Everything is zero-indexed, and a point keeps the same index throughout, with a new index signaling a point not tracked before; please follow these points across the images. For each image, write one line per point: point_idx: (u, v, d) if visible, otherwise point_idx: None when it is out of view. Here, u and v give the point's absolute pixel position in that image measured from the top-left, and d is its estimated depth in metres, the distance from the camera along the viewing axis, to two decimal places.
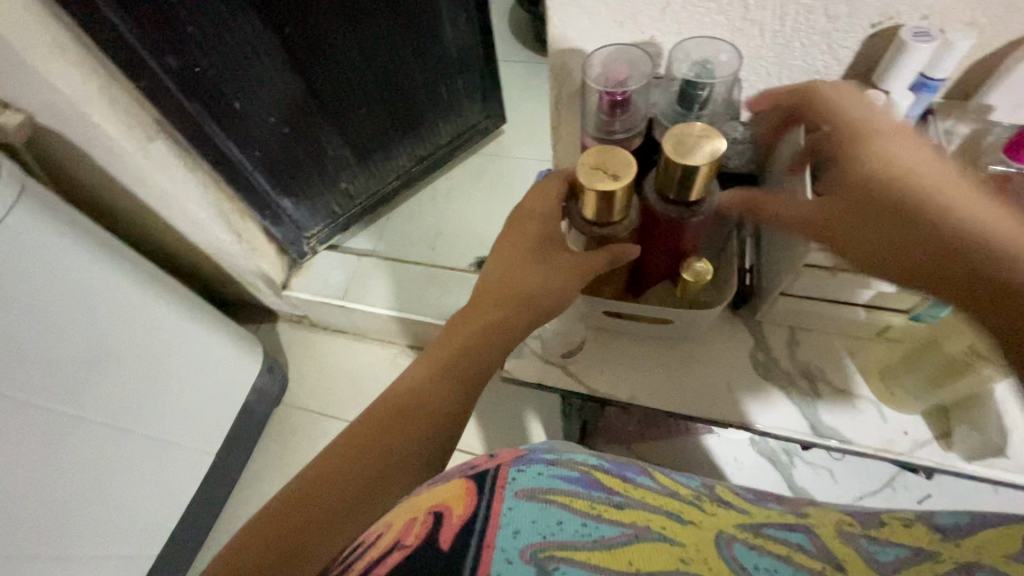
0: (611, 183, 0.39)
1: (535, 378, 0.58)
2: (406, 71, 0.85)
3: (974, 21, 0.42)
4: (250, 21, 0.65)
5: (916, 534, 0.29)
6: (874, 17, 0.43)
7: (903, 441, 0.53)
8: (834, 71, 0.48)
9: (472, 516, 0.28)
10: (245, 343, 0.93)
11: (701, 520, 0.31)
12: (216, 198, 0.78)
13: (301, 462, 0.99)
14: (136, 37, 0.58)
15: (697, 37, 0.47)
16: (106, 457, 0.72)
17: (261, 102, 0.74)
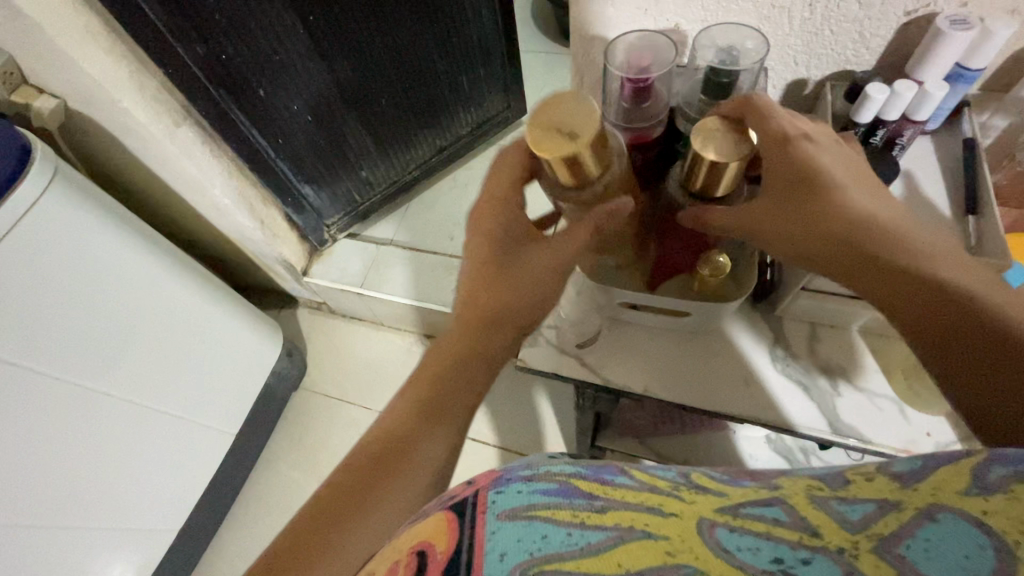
0: (567, 143, 0.34)
1: (549, 368, 0.58)
2: (429, 60, 0.85)
3: (1014, 10, 0.41)
4: (279, 10, 0.66)
5: (883, 485, 0.25)
6: (908, 6, 0.43)
7: (925, 443, 0.52)
8: (866, 62, 0.48)
9: (456, 552, 0.24)
10: (265, 327, 0.95)
11: (680, 506, 0.27)
12: (239, 183, 0.79)
13: (318, 445, 1.01)
14: (165, 25, 0.59)
15: (724, 24, 0.46)
16: (130, 434, 0.74)
17: (286, 91, 0.74)
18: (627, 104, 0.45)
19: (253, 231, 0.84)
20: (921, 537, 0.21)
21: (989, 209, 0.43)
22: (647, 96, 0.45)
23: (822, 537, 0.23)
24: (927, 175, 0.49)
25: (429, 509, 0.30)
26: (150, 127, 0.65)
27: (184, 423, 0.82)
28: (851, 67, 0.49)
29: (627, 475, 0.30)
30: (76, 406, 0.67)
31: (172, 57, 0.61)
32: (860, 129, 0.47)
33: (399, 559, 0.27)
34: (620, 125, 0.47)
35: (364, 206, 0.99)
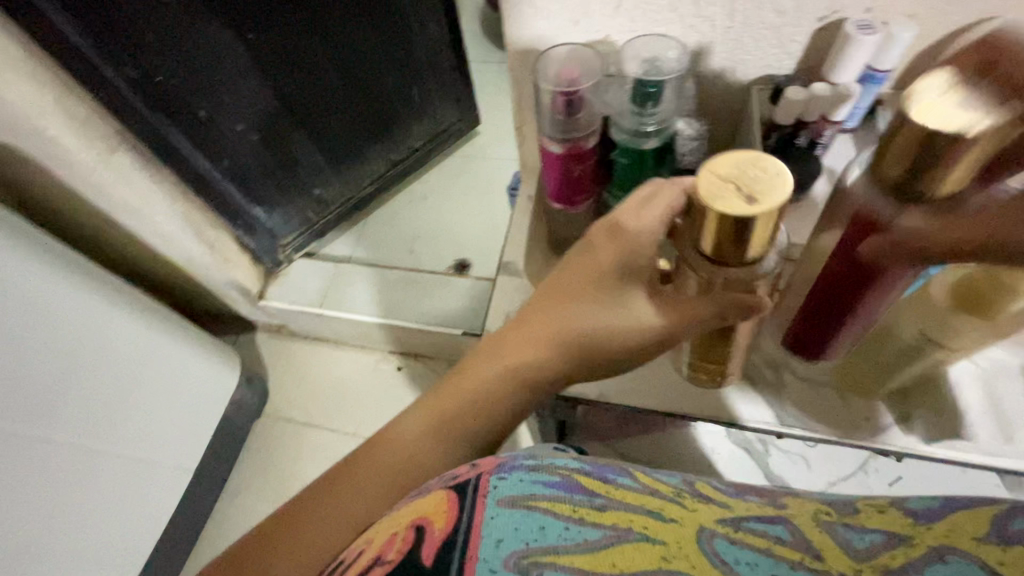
0: (746, 205, 0.27)
1: None
2: (379, 74, 0.84)
3: (914, 14, 0.42)
4: (215, 26, 0.63)
5: (897, 520, 0.25)
6: (820, 12, 0.42)
7: (866, 427, 0.47)
8: (786, 66, 0.47)
9: (453, 527, 0.25)
10: (221, 356, 0.91)
11: (680, 513, 0.28)
12: (184, 209, 0.75)
13: (284, 473, 0.97)
14: (90, 46, 0.56)
15: (645, 35, 0.44)
16: (74, 481, 0.69)
17: (227, 110, 0.72)
18: (561, 116, 0.47)
19: (202, 257, 0.80)
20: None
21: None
22: (577, 108, 0.46)
23: (824, 561, 0.23)
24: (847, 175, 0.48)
25: (429, 487, 0.30)
26: (84, 154, 0.61)
27: (138, 462, 0.78)
28: (772, 72, 0.48)
29: (629, 476, 0.31)
30: (15, 455, 0.61)
31: (99, 78, 0.59)
32: (782, 131, 0.46)
33: (398, 530, 0.27)
34: (556, 137, 0.48)
35: (318, 224, 0.97)
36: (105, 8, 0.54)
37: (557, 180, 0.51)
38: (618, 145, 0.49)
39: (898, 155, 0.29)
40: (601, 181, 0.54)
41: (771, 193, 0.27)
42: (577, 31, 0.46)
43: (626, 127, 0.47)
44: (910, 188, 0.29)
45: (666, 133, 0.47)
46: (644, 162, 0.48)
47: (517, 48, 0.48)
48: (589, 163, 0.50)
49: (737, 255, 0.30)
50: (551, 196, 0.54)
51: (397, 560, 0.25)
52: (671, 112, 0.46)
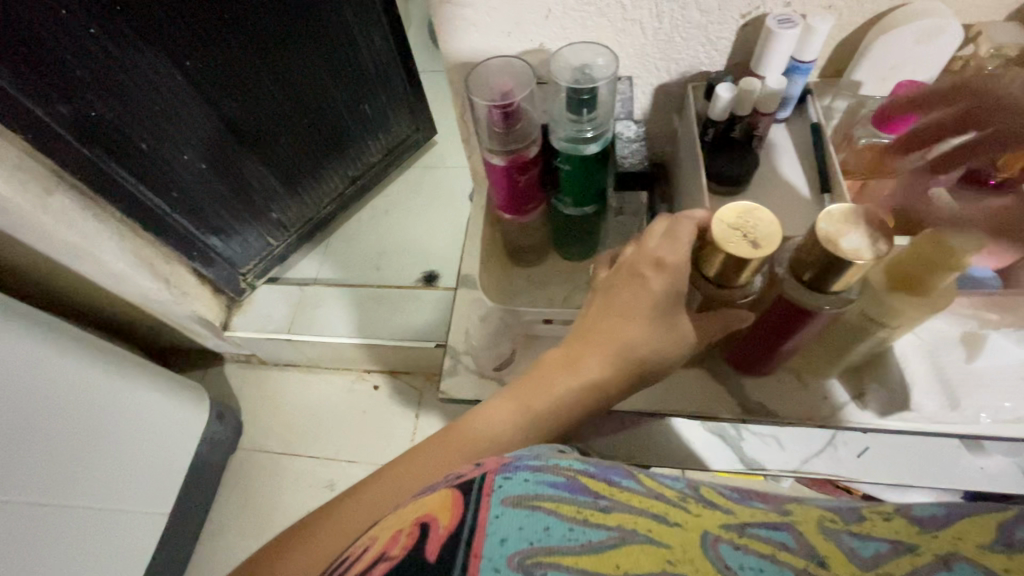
0: (748, 250, 0.32)
1: (471, 396, 0.52)
2: (328, 92, 0.82)
3: (830, 6, 0.43)
4: (149, 56, 0.60)
5: (901, 527, 0.24)
6: (742, 9, 0.43)
7: (823, 407, 0.47)
8: (716, 62, 0.48)
9: (458, 526, 0.22)
10: (188, 393, 0.88)
11: (685, 517, 0.25)
12: (133, 245, 0.72)
13: (265, 505, 0.95)
14: (12, 83, 0.53)
15: (574, 44, 0.45)
16: (47, 544, 0.65)
17: (172, 140, 0.68)
18: (498, 129, 0.46)
19: (158, 293, 0.78)
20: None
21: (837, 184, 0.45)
22: (514, 120, 0.46)
23: (829, 567, 0.22)
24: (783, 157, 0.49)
25: (435, 485, 0.27)
26: (19, 199, 0.58)
27: (109, 514, 0.74)
28: (705, 69, 0.49)
29: (634, 477, 0.28)
30: None
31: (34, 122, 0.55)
32: (717, 127, 0.45)
33: (401, 527, 0.24)
34: (497, 149, 0.48)
35: (279, 248, 0.94)
36: (29, 45, 0.51)
37: (505, 192, 0.52)
38: (560, 153, 0.48)
39: (806, 259, 0.34)
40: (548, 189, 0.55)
41: (767, 236, 0.32)
42: (512, 40, 0.46)
43: (564, 136, 0.47)
44: (814, 281, 0.35)
45: (604, 138, 0.47)
46: (587, 167, 0.48)
47: (456, 60, 0.48)
48: (533, 172, 0.50)
49: (733, 279, 0.35)
50: (501, 207, 0.54)
51: (399, 556, 0.22)
52: (608, 117, 0.46)
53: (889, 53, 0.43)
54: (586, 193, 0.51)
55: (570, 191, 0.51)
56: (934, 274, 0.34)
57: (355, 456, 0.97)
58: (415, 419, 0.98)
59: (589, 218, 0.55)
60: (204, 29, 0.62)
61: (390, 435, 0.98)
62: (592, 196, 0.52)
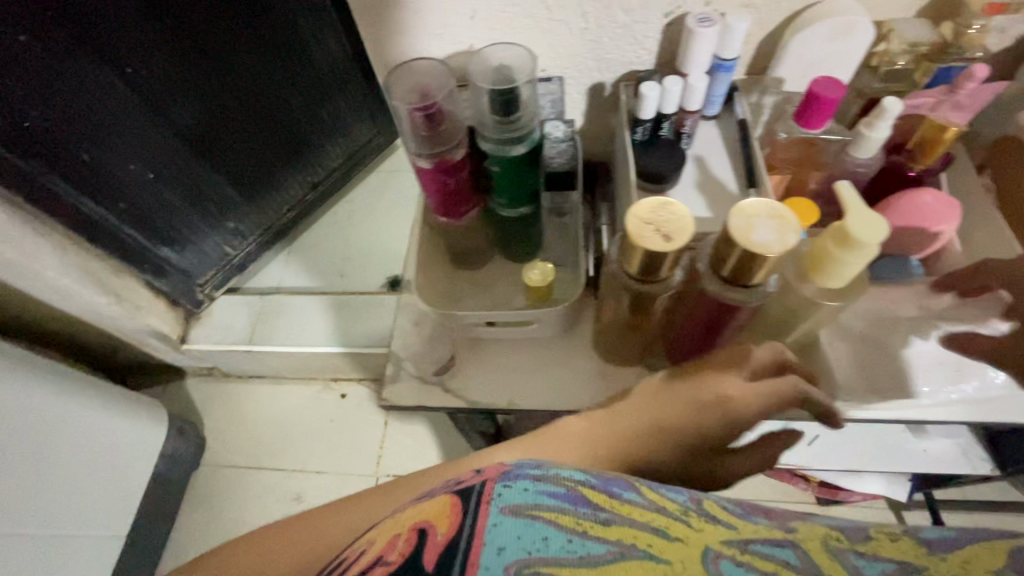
0: (662, 244, 0.34)
1: (412, 401, 0.53)
2: (285, 100, 0.76)
3: (748, 4, 0.45)
4: (85, 64, 0.57)
5: (907, 549, 0.25)
6: (665, 7, 0.45)
7: None
8: (646, 61, 0.50)
9: (456, 533, 0.21)
10: (146, 408, 0.85)
11: (684, 531, 0.24)
12: (78, 258, 0.72)
13: (231, 520, 0.92)
14: None
15: (492, 45, 0.47)
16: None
17: (117, 150, 0.65)
18: (425, 132, 0.46)
19: (107, 307, 0.78)
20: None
21: (761, 178, 0.46)
22: (437, 122, 0.46)
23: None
24: (715, 155, 0.51)
25: (432, 493, 0.25)
26: None
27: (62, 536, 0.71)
28: (636, 67, 0.51)
29: (635, 489, 0.26)
30: None
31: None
32: (646, 125, 0.48)
33: (398, 531, 0.23)
34: (424, 152, 0.47)
35: (238, 258, 0.89)
36: None
37: (438, 194, 0.50)
38: (488, 154, 0.49)
39: (721, 255, 0.35)
40: (483, 190, 0.54)
41: (678, 229, 0.34)
42: (445, 33, 0.49)
43: (490, 136, 0.47)
44: (730, 275, 0.36)
45: (529, 138, 0.48)
46: (516, 167, 0.49)
47: (397, 56, 0.52)
48: (463, 174, 0.50)
49: (654, 274, 0.36)
50: (436, 210, 0.53)
51: (397, 561, 0.21)
52: (530, 117, 0.47)
53: (806, 50, 0.45)
54: (518, 192, 0.51)
55: (505, 192, 0.51)
56: (853, 261, 0.34)
57: (324, 467, 0.95)
58: (384, 423, 0.98)
59: (529, 217, 0.55)
60: (144, 36, 0.59)
61: (359, 444, 0.97)
62: (527, 196, 0.52)
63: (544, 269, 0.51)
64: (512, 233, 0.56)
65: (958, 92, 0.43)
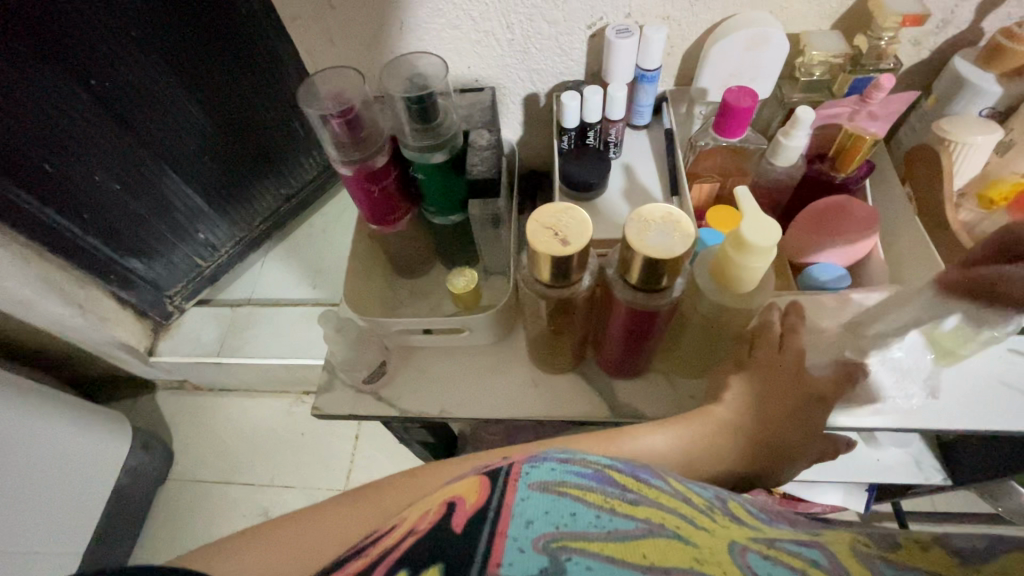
0: (561, 248, 0.35)
1: (346, 409, 0.53)
2: (254, 109, 0.74)
3: (666, 16, 0.48)
4: (47, 76, 0.56)
5: (939, 560, 0.23)
6: (585, 19, 0.48)
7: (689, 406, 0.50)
8: (576, 72, 0.53)
9: (484, 503, 0.23)
10: (110, 422, 0.83)
11: (711, 523, 0.25)
12: (41, 271, 0.70)
13: (199, 539, 0.90)
14: None
15: (404, 56, 0.49)
16: None
17: (83, 161, 0.63)
18: (343, 139, 0.47)
19: (71, 319, 0.75)
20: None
21: (683, 191, 0.51)
22: (356, 127, 0.46)
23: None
24: (644, 166, 0.55)
25: (464, 475, 0.28)
26: None
27: (27, 554, 0.69)
28: (567, 77, 0.54)
29: (663, 478, 0.28)
30: None
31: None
32: (571, 134, 0.51)
33: (431, 507, 0.25)
34: (343, 159, 0.48)
35: (209, 268, 0.87)
36: None
37: (364, 202, 0.51)
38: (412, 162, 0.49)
39: (628, 261, 0.37)
40: (414, 200, 0.55)
41: (576, 234, 0.36)
42: (377, 45, 0.51)
43: (412, 144, 0.48)
44: (635, 281, 0.38)
45: (449, 146, 0.49)
46: (440, 173, 0.50)
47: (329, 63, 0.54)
48: (388, 181, 0.50)
49: (564, 279, 0.38)
50: (366, 217, 0.53)
51: (426, 529, 0.22)
52: (450, 125, 0.48)
53: (724, 62, 0.48)
54: (447, 200, 0.52)
55: (433, 200, 0.52)
56: (745, 263, 0.37)
57: (293, 482, 0.94)
58: (355, 437, 0.97)
59: (461, 226, 0.56)
60: (106, 45, 0.57)
61: (328, 456, 0.96)
62: (456, 204, 0.53)
63: (469, 276, 0.53)
64: (447, 240, 0.57)
65: (871, 102, 0.46)
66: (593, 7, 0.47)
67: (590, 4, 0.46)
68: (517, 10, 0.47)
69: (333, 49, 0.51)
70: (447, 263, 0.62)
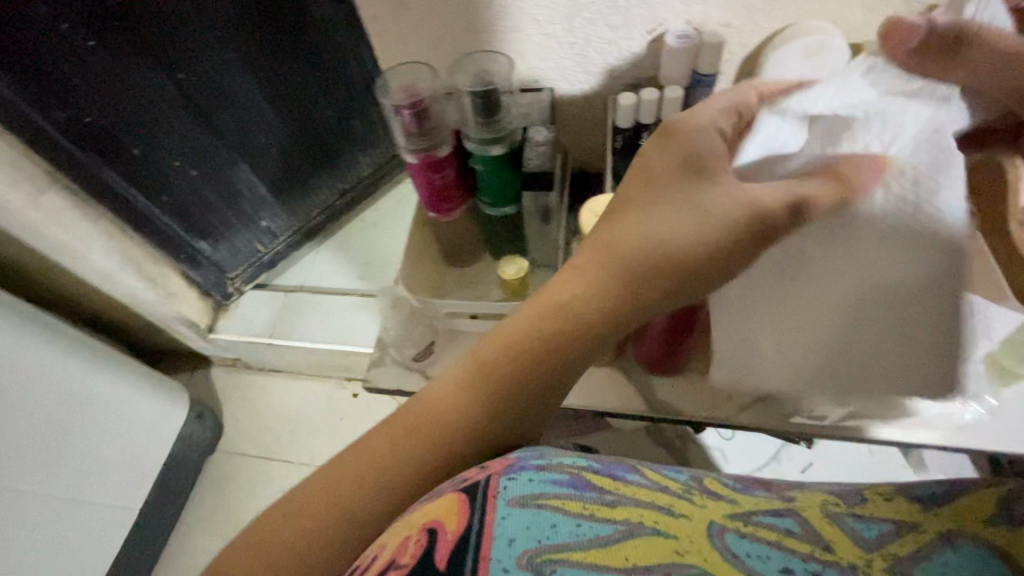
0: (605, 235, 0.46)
1: (394, 386, 0.57)
2: (315, 105, 0.78)
3: (727, 25, 0.49)
4: (141, 70, 0.61)
5: (904, 507, 0.24)
6: (647, 25, 0.49)
7: (728, 407, 0.51)
8: (634, 75, 0.55)
9: (465, 529, 0.24)
10: (170, 391, 0.89)
11: (691, 509, 0.26)
12: (121, 245, 0.74)
13: (240, 508, 0.95)
14: (12, 90, 0.55)
15: (472, 53, 0.53)
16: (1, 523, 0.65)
17: (165, 147, 0.69)
18: (412, 129, 0.51)
19: (143, 293, 0.80)
20: (941, 562, 0.20)
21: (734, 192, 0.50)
22: (423, 118, 0.50)
23: (833, 550, 0.22)
24: None
25: (441, 493, 0.29)
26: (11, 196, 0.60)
27: (77, 502, 0.75)
28: (625, 81, 0.55)
29: (639, 473, 0.30)
30: None
31: (26, 121, 0.57)
32: (624, 134, 0.52)
33: (411, 533, 0.26)
34: (410, 149, 0.52)
35: (267, 255, 0.93)
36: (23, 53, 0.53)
37: (425, 189, 0.55)
38: (472, 154, 0.53)
39: None
40: (471, 191, 0.58)
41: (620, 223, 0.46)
42: (445, 45, 0.53)
43: (473, 137, 0.51)
44: None
45: (508, 140, 0.52)
46: (497, 168, 0.52)
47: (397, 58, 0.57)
48: (448, 171, 0.54)
49: None
50: (425, 205, 0.58)
51: (412, 563, 0.23)
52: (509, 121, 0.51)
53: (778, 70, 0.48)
54: (503, 193, 0.54)
55: (488, 192, 0.54)
56: None
57: None
58: None
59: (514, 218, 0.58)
60: (189, 44, 0.62)
61: None
62: (511, 196, 0.55)
63: (521, 265, 0.54)
64: (500, 233, 0.59)
65: None
66: (653, 13, 0.48)
67: (652, 10, 0.48)
68: (580, 15, 0.49)
69: (406, 47, 0.55)
70: (496, 254, 0.63)
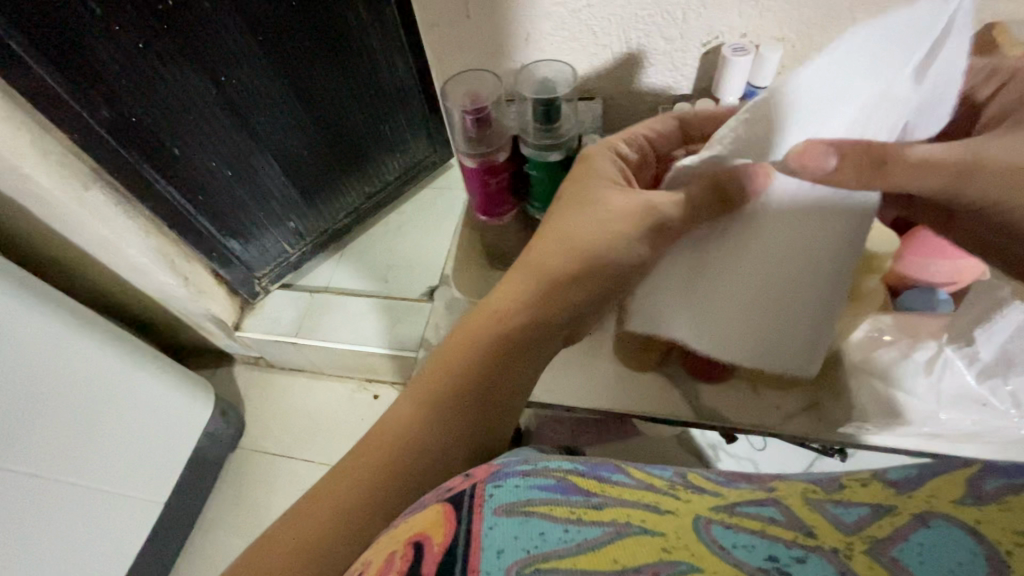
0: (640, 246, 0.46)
1: None
2: (348, 110, 0.80)
3: (782, 38, 0.49)
4: (188, 73, 0.63)
5: (877, 492, 0.23)
6: (703, 37, 0.50)
7: (773, 416, 0.50)
8: (683, 87, 0.55)
9: (451, 541, 0.23)
10: (197, 387, 0.90)
11: (675, 505, 0.25)
12: (157, 242, 0.76)
13: (258, 505, 0.97)
14: (68, 91, 0.56)
15: (541, 61, 0.51)
16: (37, 511, 0.66)
17: (205, 150, 0.71)
18: (472, 133, 0.51)
19: (175, 289, 0.81)
20: (915, 541, 0.19)
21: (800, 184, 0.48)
22: (484, 123, 0.50)
23: (816, 536, 0.21)
24: None
25: (423, 505, 0.28)
26: (57, 191, 0.62)
27: (106, 493, 0.76)
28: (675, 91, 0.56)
29: (624, 472, 0.29)
30: None
31: (71, 117, 0.58)
32: None
33: (396, 549, 0.25)
34: (468, 152, 0.52)
35: (295, 255, 0.94)
36: (81, 53, 0.54)
37: (479, 192, 0.55)
38: (529, 159, 0.52)
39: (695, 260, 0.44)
40: (522, 197, 0.58)
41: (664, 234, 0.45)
42: (499, 54, 0.54)
43: (531, 142, 0.51)
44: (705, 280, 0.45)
45: (567, 147, 0.51)
46: (554, 173, 0.52)
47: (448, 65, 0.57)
48: (504, 177, 0.54)
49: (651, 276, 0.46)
50: (478, 209, 0.58)
51: None
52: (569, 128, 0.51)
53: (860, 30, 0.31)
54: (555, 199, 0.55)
55: (541, 197, 0.55)
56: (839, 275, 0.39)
57: None
58: None
59: None
60: (229, 51, 0.64)
61: None
62: None
63: None
64: None
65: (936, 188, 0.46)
66: (711, 26, 0.48)
67: (707, 23, 0.48)
68: (637, 27, 0.49)
69: (463, 54, 0.54)
70: None
